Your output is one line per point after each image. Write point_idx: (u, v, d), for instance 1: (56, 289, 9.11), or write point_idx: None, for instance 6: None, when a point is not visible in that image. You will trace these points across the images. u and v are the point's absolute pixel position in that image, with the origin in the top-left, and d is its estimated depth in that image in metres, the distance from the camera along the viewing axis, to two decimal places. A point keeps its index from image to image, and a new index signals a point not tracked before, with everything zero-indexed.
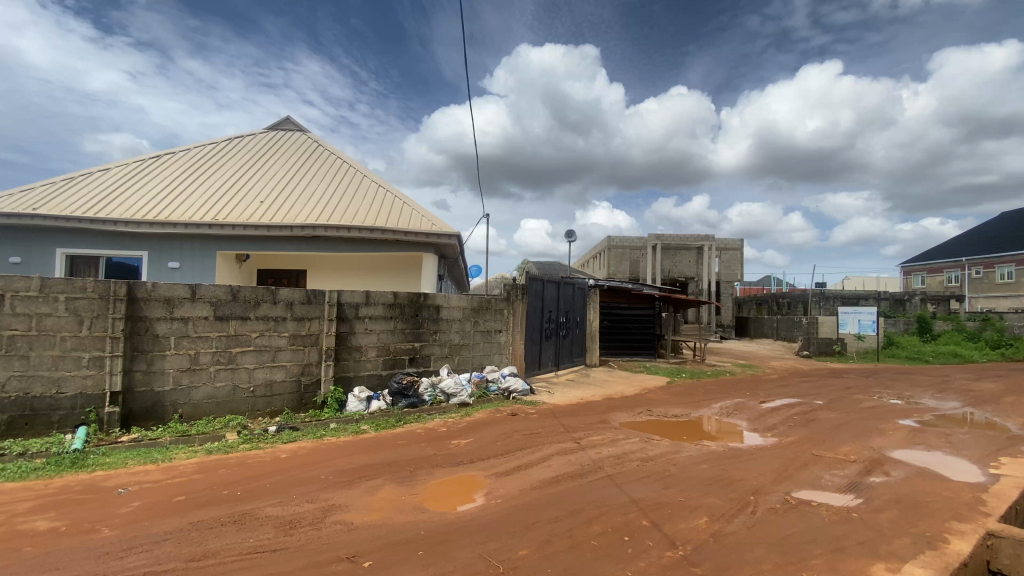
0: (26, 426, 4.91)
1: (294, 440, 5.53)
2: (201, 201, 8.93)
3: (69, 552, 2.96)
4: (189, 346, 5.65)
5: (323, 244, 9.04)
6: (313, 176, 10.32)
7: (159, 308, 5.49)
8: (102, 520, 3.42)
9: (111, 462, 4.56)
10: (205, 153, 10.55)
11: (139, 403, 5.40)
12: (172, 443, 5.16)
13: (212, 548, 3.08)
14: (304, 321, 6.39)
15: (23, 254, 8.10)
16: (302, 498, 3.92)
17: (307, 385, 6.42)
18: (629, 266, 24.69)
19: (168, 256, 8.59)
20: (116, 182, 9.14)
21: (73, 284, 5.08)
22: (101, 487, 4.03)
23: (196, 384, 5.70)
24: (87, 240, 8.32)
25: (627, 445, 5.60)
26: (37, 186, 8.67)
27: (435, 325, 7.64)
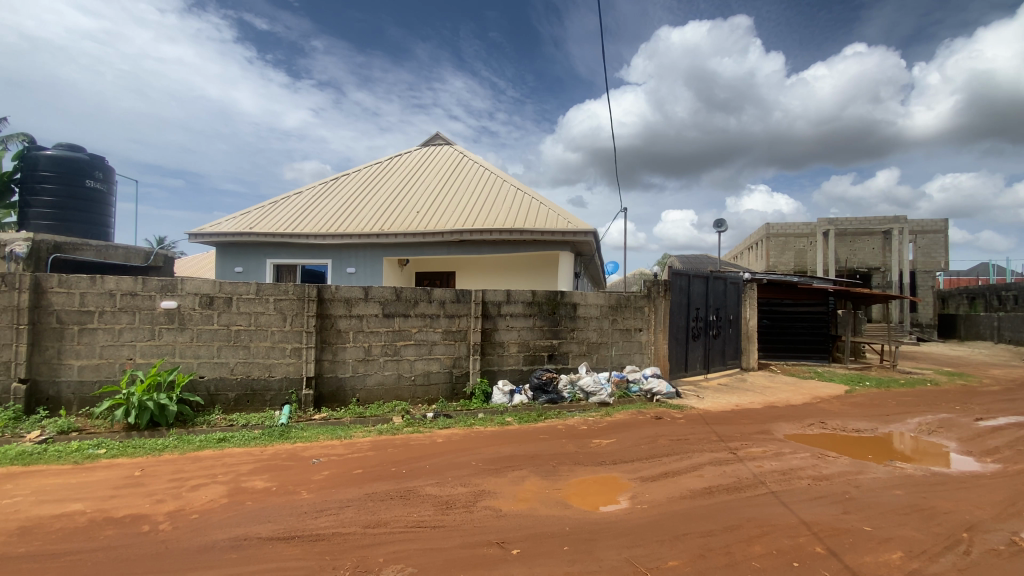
0: (249, 402, 6.15)
1: (447, 426, 6.04)
2: (369, 215, 10.26)
3: (280, 509, 3.64)
4: (363, 340, 6.53)
5: (469, 247, 9.71)
6: (460, 184, 11.13)
7: (341, 307, 6.44)
8: (302, 484, 4.15)
9: (308, 435, 5.50)
10: (372, 172, 12.06)
11: (327, 386, 6.41)
12: (351, 423, 6.02)
13: (383, 518, 3.52)
14: (454, 318, 6.93)
15: (245, 264, 10.16)
16: (456, 481, 4.26)
17: (458, 377, 6.96)
18: (793, 257, 21.88)
19: (346, 263, 10.02)
20: (307, 203, 10.94)
21: (279, 288, 6.22)
22: (301, 456, 4.88)
23: (369, 372, 6.56)
24: (287, 252, 10.10)
25: (795, 460, 4.97)
26: (253, 210, 10.77)
27: (574, 323, 7.65)
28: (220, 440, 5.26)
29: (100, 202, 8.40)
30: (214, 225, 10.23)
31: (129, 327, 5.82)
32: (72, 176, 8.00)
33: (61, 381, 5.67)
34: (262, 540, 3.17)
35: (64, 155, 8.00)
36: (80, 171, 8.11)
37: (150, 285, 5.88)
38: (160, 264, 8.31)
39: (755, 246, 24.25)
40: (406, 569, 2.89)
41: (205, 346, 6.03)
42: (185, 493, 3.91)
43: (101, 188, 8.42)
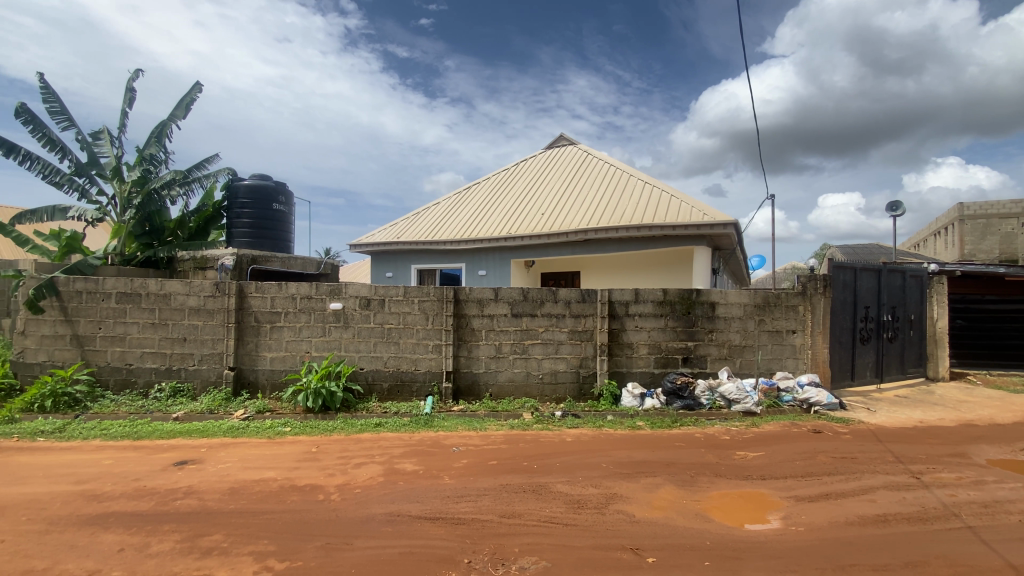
0: (399, 392, 6.88)
1: (576, 426, 6.10)
2: (498, 220, 10.78)
3: (427, 491, 4.05)
4: (495, 338, 6.90)
5: (595, 246, 9.66)
6: (585, 184, 11.11)
7: (474, 307, 6.88)
8: (445, 470, 4.54)
9: (448, 425, 5.98)
10: (500, 179, 12.62)
11: (463, 380, 6.90)
12: (486, 416, 6.40)
13: (518, 510, 3.70)
14: (580, 318, 6.96)
15: (394, 270, 11.37)
16: (587, 482, 4.29)
17: (585, 377, 6.97)
18: (998, 243, 17.72)
19: (478, 266, 10.66)
20: (443, 212, 11.86)
21: (421, 290, 6.86)
22: (443, 444, 5.33)
23: (500, 369, 6.91)
24: (427, 258, 11.06)
25: (1002, 491, 4.07)
26: (399, 221, 11.99)
27: (711, 323, 7.15)
28: (377, 425, 5.98)
29: (284, 221, 10.09)
30: (369, 236, 11.60)
31: (306, 325, 6.92)
32: (263, 202, 9.74)
33: (258, 368, 6.94)
34: (412, 518, 3.55)
35: (258, 185, 9.78)
36: (269, 197, 9.84)
37: (322, 289, 6.91)
38: (328, 271, 9.69)
39: (944, 230, 20.19)
40: (539, 562, 3.00)
41: (363, 342, 6.91)
42: (349, 469, 4.54)
43: (284, 210, 10.12)
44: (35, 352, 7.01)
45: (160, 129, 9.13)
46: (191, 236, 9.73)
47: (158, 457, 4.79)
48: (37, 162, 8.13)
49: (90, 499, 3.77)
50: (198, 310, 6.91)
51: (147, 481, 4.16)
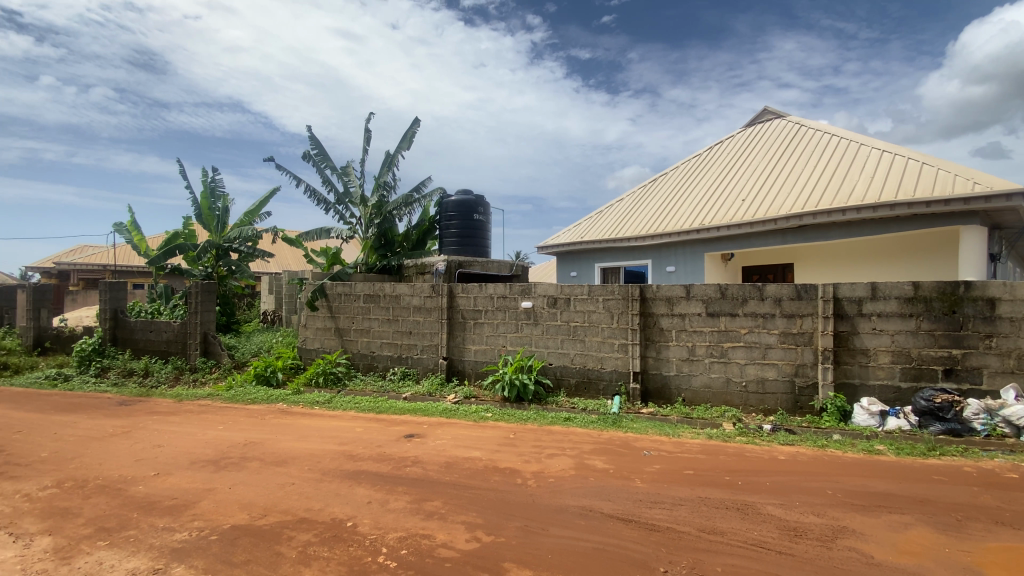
0: (586, 389, 6.93)
1: (791, 443, 5.26)
2: (689, 211, 10.03)
3: (618, 491, 3.97)
4: (687, 339, 6.42)
5: (811, 233, 8.25)
6: (797, 161, 9.56)
7: (663, 306, 6.52)
8: (637, 472, 4.38)
9: (639, 427, 5.78)
10: (691, 166, 11.69)
11: (653, 383, 6.59)
12: (680, 422, 5.99)
13: (719, 527, 3.35)
14: (794, 318, 5.99)
15: (579, 269, 11.51)
16: (806, 508, 3.66)
17: (802, 387, 5.97)
18: None
19: (667, 262, 10.08)
20: (629, 207, 11.52)
21: (606, 288, 6.79)
22: (634, 446, 5.17)
23: (695, 373, 6.39)
24: (611, 255, 10.91)
25: None
26: (584, 220, 12.07)
27: (989, 326, 5.40)
28: (566, 419, 6.12)
29: (483, 230, 11.13)
30: (555, 237, 11.95)
31: (502, 322, 7.49)
32: (467, 213, 10.88)
33: (464, 359, 7.76)
34: (605, 515, 3.51)
35: (463, 200, 10.96)
36: (471, 208, 10.95)
37: (514, 289, 7.40)
38: (519, 272, 10.34)
39: None
40: None
41: (553, 339, 7.16)
42: (544, 458, 4.74)
43: (483, 220, 11.13)
44: (312, 339, 9.12)
45: (389, 159, 10.97)
46: (413, 246, 11.40)
47: (392, 430, 5.73)
48: (314, 195, 10.56)
49: (347, 458, 4.71)
50: (419, 308, 8.09)
51: (385, 448, 5.01)
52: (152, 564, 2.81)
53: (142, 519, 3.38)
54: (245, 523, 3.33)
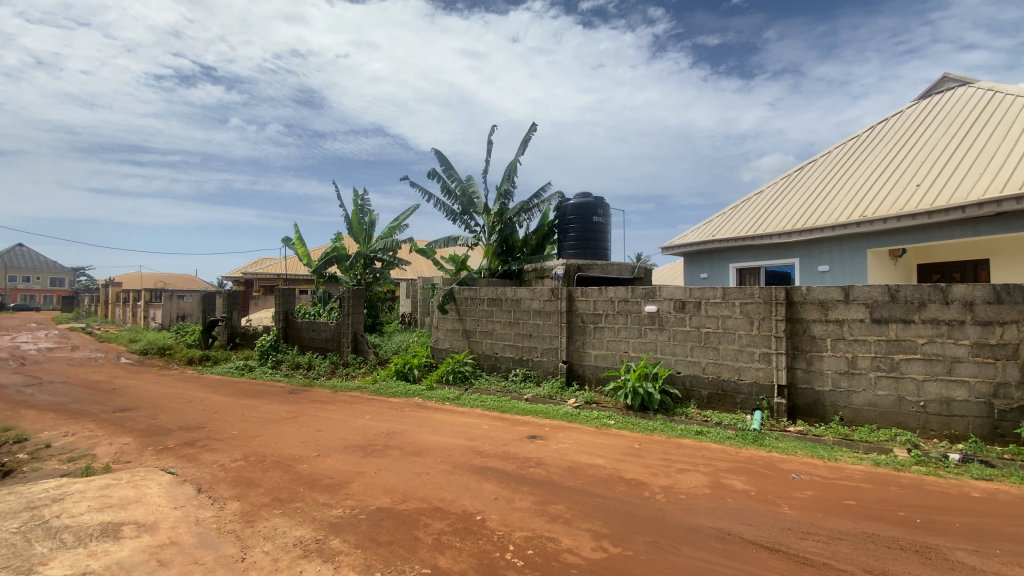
0: (721, 402, 6.41)
1: (989, 478, 4.29)
2: (844, 203, 8.78)
3: (762, 515, 3.59)
4: (846, 349, 5.61)
5: (1015, 221, 6.69)
6: (992, 134, 7.83)
7: (815, 311, 5.78)
8: (783, 497, 3.93)
9: (785, 447, 5.19)
10: (846, 150, 10.22)
11: (802, 398, 5.86)
12: (836, 444, 5.25)
13: (891, 570, 2.85)
14: (992, 327, 4.89)
15: (710, 270, 10.72)
16: (1014, 560, 2.94)
17: (1004, 412, 4.85)
18: None
19: (817, 261, 8.93)
20: (769, 201, 10.43)
21: (744, 291, 6.24)
22: (779, 467, 4.65)
23: (856, 389, 5.56)
24: (749, 254, 9.98)
25: None
26: (714, 217, 11.21)
27: None
28: (698, 433, 5.72)
29: (603, 232, 10.97)
30: (682, 236, 11.27)
31: (624, 327, 7.28)
32: (586, 215, 10.82)
33: (585, 364, 7.68)
34: (746, 541, 3.20)
35: (582, 203, 10.91)
36: (591, 211, 10.85)
37: (638, 292, 7.16)
38: (642, 275, 9.97)
39: None
40: None
41: (681, 346, 6.76)
42: (673, 473, 4.47)
43: (603, 222, 10.96)
44: (443, 340, 9.78)
45: (509, 168, 11.33)
46: (533, 251, 11.61)
47: (516, 429, 5.88)
48: (441, 207, 11.32)
49: (475, 453, 4.94)
50: (539, 311, 8.21)
51: (510, 447, 5.16)
52: (315, 534, 3.22)
53: (307, 493, 3.91)
54: (387, 506, 3.66)
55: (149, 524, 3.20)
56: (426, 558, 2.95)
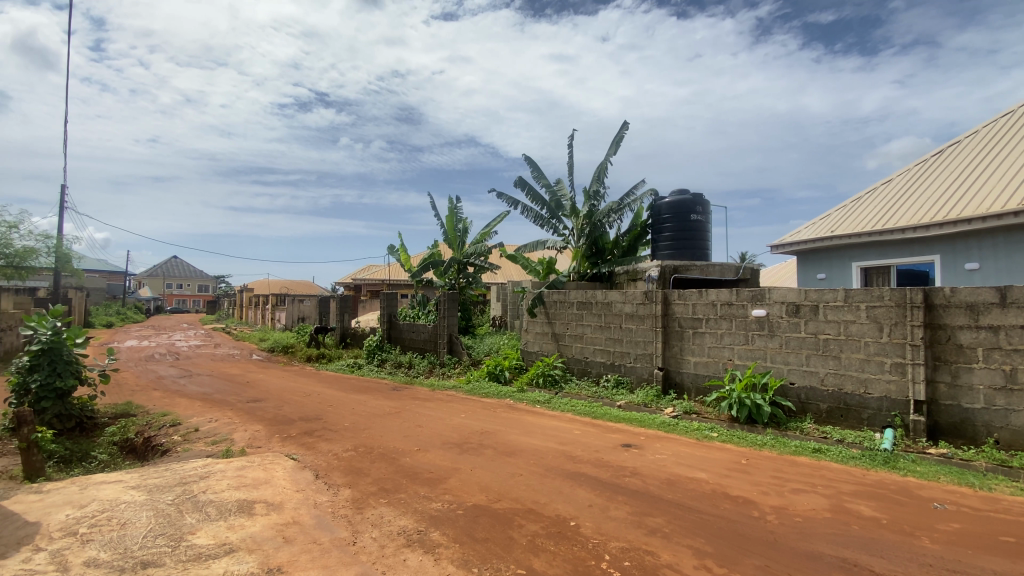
0: (843, 417, 5.76)
1: None
2: (999, 189, 7.49)
3: (895, 548, 3.15)
4: (1003, 361, 4.77)
5: None
6: None
7: (961, 316, 4.98)
8: (923, 529, 3.42)
9: (924, 471, 4.52)
10: (1001, 127, 8.69)
11: (945, 416, 5.08)
12: (992, 471, 4.46)
13: None
14: None
15: (828, 270, 9.65)
16: None
17: None
18: None
19: (964, 257, 7.70)
20: (900, 191, 9.18)
21: (871, 293, 5.56)
22: (916, 494, 4.06)
23: (1017, 408, 4.70)
24: (875, 251, 8.87)
25: None
26: (832, 211, 10.08)
27: None
28: (815, 450, 5.18)
29: (702, 231, 10.37)
30: (793, 233, 10.27)
31: (727, 332, 6.82)
32: (682, 214, 10.31)
33: (683, 371, 7.30)
34: None
35: (678, 201, 10.42)
36: (687, 209, 10.33)
37: (743, 295, 6.68)
38: (747, 276, 9.25)
39: None
40: None
41: (794, 354, 6.18)
42: (786, 493, 4.08)
43: (701, 220, 10.39)
44: (533, 343, 9.87)
45: (599, 169, 11.13)
46: (625, 253, 11.32)
47: (610, 437, 5.75)
48: (529, 212, 11.43)
49: (568, 458, 4.91)
50: (632, 315, 7.96)
51: (603, 455, 5.05)
52: (417, 525, 3.39)
53: (409, 485, 4.14)
54: (483, 504, 3.76)
55: (276, 503, 3.59)
56: (522, 558, 2.98)
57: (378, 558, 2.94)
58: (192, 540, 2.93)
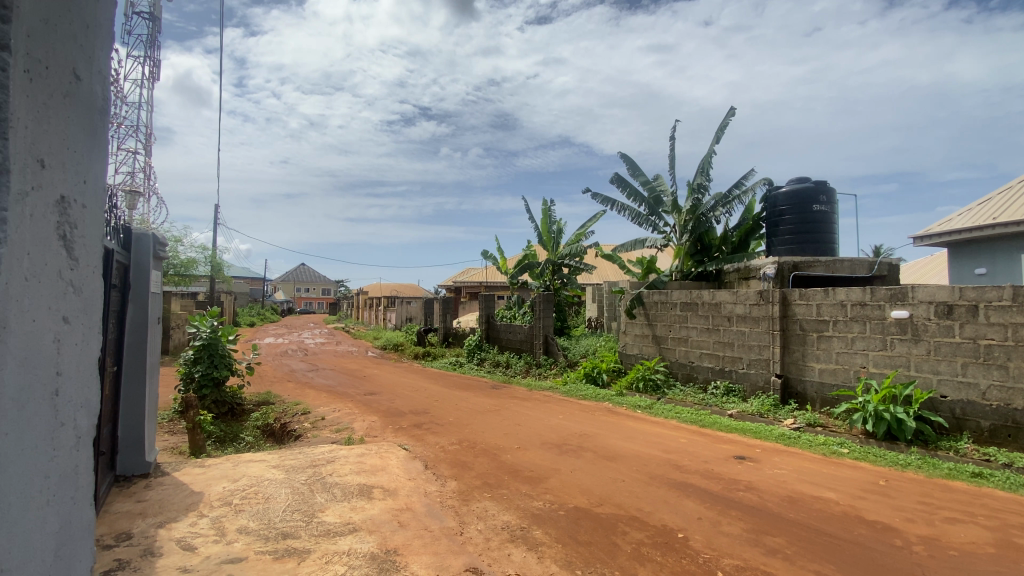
0: (1011, 437, 4.86)
1: None
2: None
3: None
4: None
5: None
6: None
7: None
8: None
9: None
10: None
11: None
12: None
13: None
14: None
15: (990, 264, 8.20)
16: None
17: None
18: None
19: None
20: None
21: None
22: None
23: None
24: None
25: None
26: (993, 194, 8.56)
27: None
28: (974, 475, 4.43)
29: (825, 222, 9.35)
30: (942, 222, 8.87)
31: (860, 336, 6.08)
32: (802, 205, 9.36)
33: (806, 379, 6.63)
34: None
35: (796, 191, 9.49)
36: (808, 199, 9.36)
37: (879, 295, 5.92)
38: (884, 272, 8.12)
39: None
40: None
41: (945, 362, 5.33)
42: (937, 522, 3.52)
43: (825, 211, 9.38)
44: (633, 345, 9.58)
45: (704, 160, 10.50)
46: (734, 249, 10.58)
47: (720, 447, 5.40)
48: (626, 211, 11.13)
49: (674, 467, 4.69)
50: (744, 317, 7.41)
51: (713, 466, 4.76)
52: (520, 521, 3.46)
53: (511, 482, 4.24)
54: (585, 507, 3.73)
55: (391, 489, 3.87)
56: (626, 566, 2.91)
57: (484, 551, 3.05)
58: (322, 517, 3.26)
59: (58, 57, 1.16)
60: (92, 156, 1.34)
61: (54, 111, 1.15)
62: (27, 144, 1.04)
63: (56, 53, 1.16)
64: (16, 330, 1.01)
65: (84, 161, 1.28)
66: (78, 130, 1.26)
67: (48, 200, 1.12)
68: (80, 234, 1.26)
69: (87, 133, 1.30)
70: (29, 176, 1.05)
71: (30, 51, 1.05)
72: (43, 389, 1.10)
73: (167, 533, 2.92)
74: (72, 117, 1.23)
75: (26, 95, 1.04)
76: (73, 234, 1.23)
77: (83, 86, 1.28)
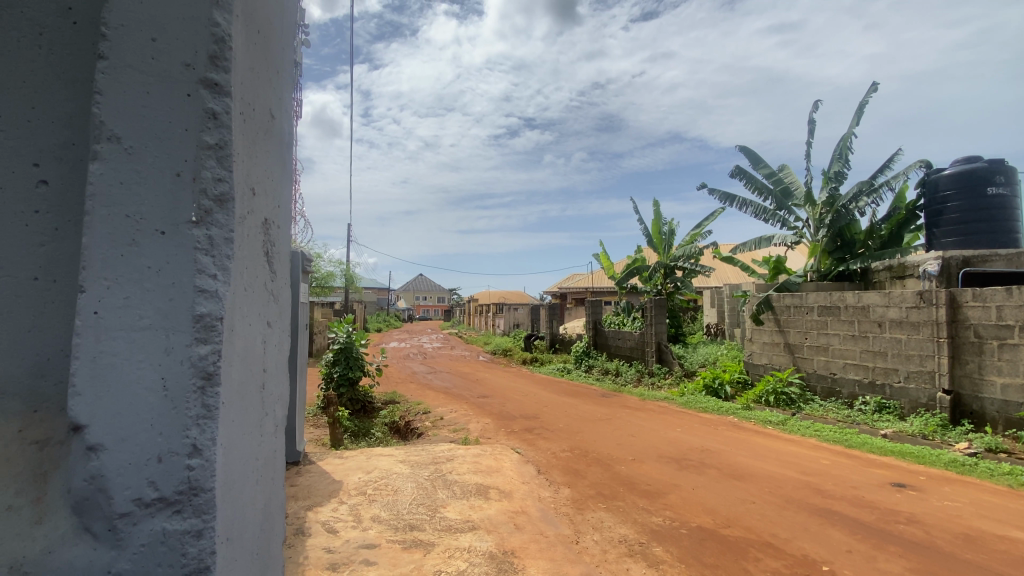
0: None
1: None
2: None
3: None
4: None
5: None
6: None
7: None
8: None
9: None
10: None
11: None
12: None
13: None
14: None
15: None
16: None
17: None
18: None
19: None
20: None
21: None
22: None
23: None
24: None
25: None
26: None
27: None
28: None
29: (1006, 207, 7.77)
30: None
31: None
32: (973, 187, 7.84)
33: (984, 397, 5.53)
34: None
35: (963, 171, 7.99)
36: (982, 180, 7.81)
37: None
38: None
39: None
40: None
41: None
42: None
43: (1005, 194, 7.80)
44: (759, 355, 8.79)
45: (841, 145, 9.31)
46: (883, 245, 9.22)
47: (872, 472, 4.71)
48: (750, 207, 10.30)
49: (815, 491, 4.20)
50: (899, 322, 6.41)
51: (863, 492, 4.17)
52: (639, 536, 3.35)
53: (627, 494, 4.12)
54: (710, 527, 3.50)
55: (507, 491, 3.99)
56: None
57: (601, 562, 3.00)
58: (443, 512, 3.47)
59: (261, 101, 1.39)
60: (284, 183, 1.57)
61: (259, 147, 1.37)
62: (243, 175, 1.25)
63: (259, 98, 1.38)
64: (239, 333, 1.22)
65: (278, 188, 1.51)
66: (274, 161, 1.49)
67: (257, 222, 1.34)
68: (277, 250, 1.49)
69: (279, 164, 1.53)
70: (246, 203, 1.26)
71: (244, 96, 1.27)
72: (256, 383, 1.32)
73: (314, 515, 3.31)
74: (270, 151, 1.46)
75: (242, 134, 1.25)
76: (272, 250, 1.45)
77: (276, 123, 1.51)
